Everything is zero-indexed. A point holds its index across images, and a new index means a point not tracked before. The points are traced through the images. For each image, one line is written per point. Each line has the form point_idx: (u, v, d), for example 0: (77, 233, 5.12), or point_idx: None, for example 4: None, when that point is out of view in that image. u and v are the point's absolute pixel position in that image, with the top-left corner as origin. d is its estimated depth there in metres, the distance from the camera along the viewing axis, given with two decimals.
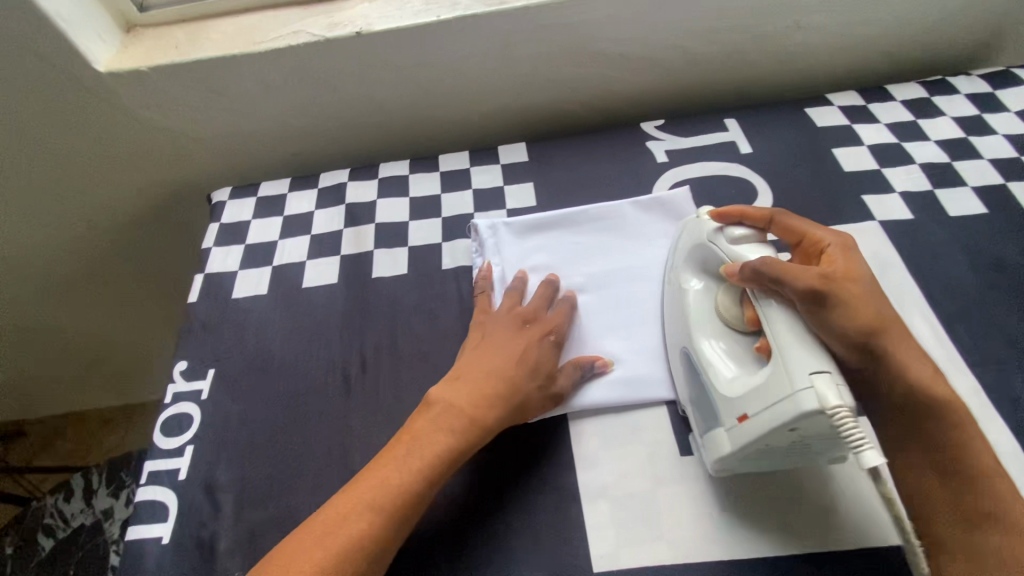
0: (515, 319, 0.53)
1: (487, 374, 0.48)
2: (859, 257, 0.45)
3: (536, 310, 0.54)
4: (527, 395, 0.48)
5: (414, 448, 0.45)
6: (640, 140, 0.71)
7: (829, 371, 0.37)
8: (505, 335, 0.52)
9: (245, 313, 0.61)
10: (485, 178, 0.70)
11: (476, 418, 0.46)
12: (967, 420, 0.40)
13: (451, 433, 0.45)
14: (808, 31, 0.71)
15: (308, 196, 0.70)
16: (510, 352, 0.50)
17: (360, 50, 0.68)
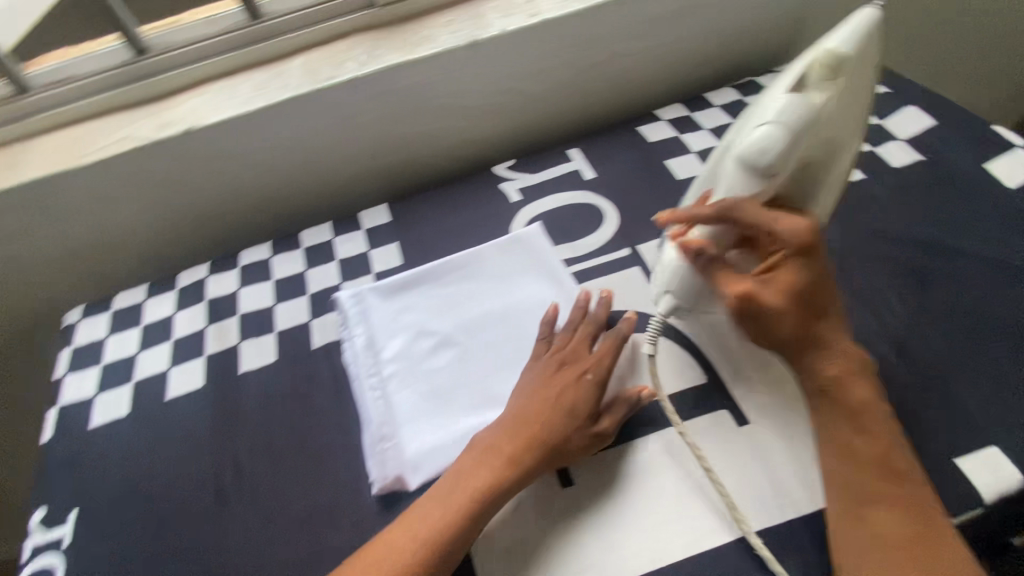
0: (551, 362, 0.52)
1: (530, 416, 0.48)
2: (808, 261, 0.45)
3: (588, 335, 0.54)
4: (573, 434, 0.48)
5: (450, 484, 0.46)
6: (494, 183, 0.74)
7: (673, 296, 0.51)
8: (543, 375, 0.51)
9: (106, 440, 0.57)
10: (350, 246, 0.69)
11: (520, 461, 0.47)
12: (881, 427, 0.43)
13: (493, 476, 0.46)
14: (627, 57, 0.77)
15: (169, 299, 0.67)
16: (551, 393, 0.50)
17: (195, 146, 0.67)
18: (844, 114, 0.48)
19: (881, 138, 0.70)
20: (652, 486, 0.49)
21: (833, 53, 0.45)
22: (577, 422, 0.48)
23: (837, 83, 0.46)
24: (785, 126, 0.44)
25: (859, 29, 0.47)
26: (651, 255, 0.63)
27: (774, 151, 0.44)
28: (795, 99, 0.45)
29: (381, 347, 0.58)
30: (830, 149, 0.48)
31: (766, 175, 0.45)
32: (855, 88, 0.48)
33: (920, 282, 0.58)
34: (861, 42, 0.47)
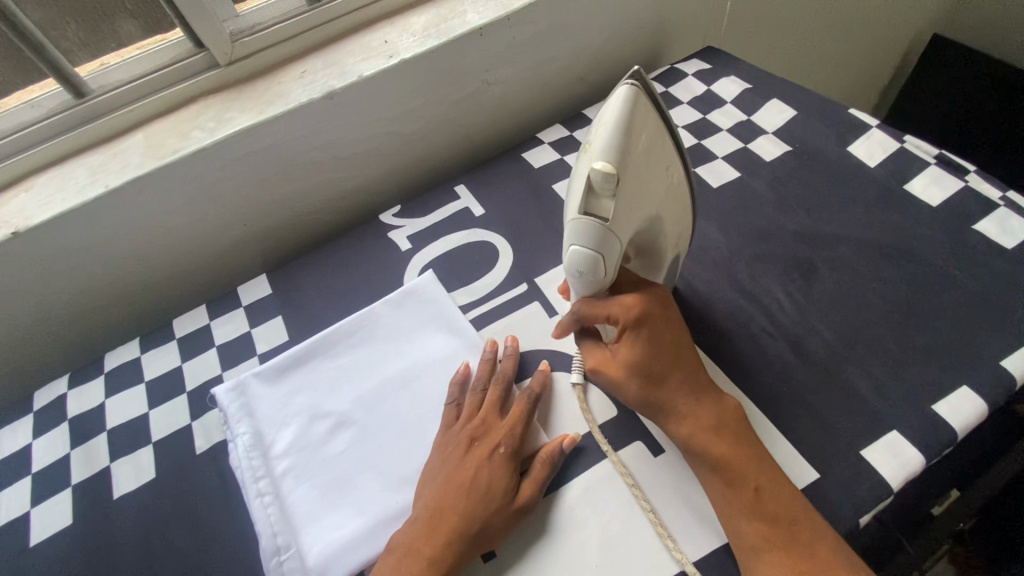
0: (462, 442, 0.49)
1: (445, 505, 0.45)
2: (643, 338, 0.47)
3: (498, 398, 0.52)
4: (494, 514, 0.45)
5: None
6: (381, 233, 0.70)
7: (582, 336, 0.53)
8: (452, 456, 0.48)
9: None
10: (230, 327, 0.64)
11: (442, 558, 0.43)
12: (761, 480, 0.43)
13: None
14: (499, 84, 0.75)
15: (23, 425, 0.59)
16: (465, 474, 0.46)
17: (28, 250, 0.59)
18: (656, 174, 0.41)
19: (752, 134, 0.71)
20: (576, 539, 0.46)
21: (607, 165, 0.37)
22: (496, 500, 0.45)
23: (628, 182, 0.38)
24: (591, 249, 0.40)
25: (630, 106, 0.37)
26: (548, 288, 0.62)
27: (591, 270, 0.42)
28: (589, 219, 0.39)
29: (270, 441, 0.53)
30: (659, 215, 0.43)
31: (595, 282, 0.43)
32: (657, 146, 0.40)
33: (806, 275, 0.58)
34: (638, 120, 0.37)
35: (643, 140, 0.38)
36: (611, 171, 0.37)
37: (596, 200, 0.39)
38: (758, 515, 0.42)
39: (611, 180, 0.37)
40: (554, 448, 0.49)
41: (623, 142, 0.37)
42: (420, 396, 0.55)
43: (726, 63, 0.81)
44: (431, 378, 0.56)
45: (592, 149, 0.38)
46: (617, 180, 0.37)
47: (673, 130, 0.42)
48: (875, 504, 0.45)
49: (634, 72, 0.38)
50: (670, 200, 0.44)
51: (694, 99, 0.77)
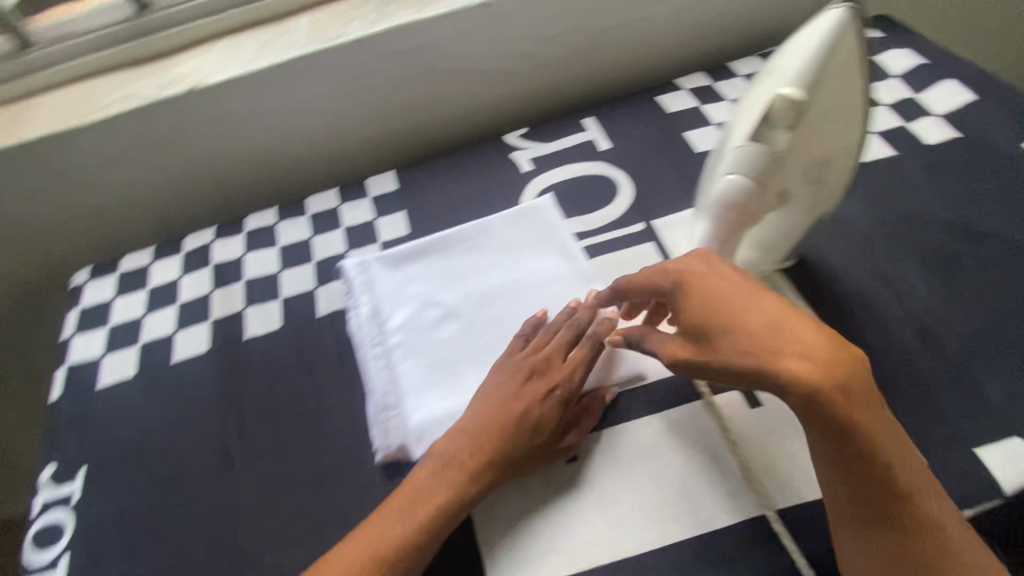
0: (518, 374, 0.48)
1: (486, 429, 0.46)
2: (697, 295, 0.40)
3: (564, 341, 0.50)
4: (536, 448, 0.46)
5: (412, 492, 0.44)
6: (505, 151, 0.72)
7: None
8: (509, 384, 0.48)
9: (113, 401, 0.57)
10: (355, 214, 0.68)
11: (484, 477, 0.45)
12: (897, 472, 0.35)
13: (457, 492, 0.44)
14: (647, 22, 0.74)
15: (173, 263, 0.67)
16: (519, 406, 0.47)
17: (200, 106, 0.65)
18: (833, 121, 0.40)
19: (913, 113, 0.66)
20: (659, 465, 0.47)
21: (794, 92, 0.37)
22: (543, 437, 0.46)
23: (807, 117, 0.38)
24: (748, 179, 0.40)
25: (826, 44, 0.38)
26: (666, 232, 0.60)
27: (740, 203, 0.41)
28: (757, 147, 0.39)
29: (385, 317, 0.57)
30: (826, 168, 0.43)
31: (739, 220, 0.43)
32: (841, 93, 0.40)
33: (948, 266, 0.55)
34: (830, 58, 0.38)
35: (830, 80, 0.39)
36: (797, 99, 0.37)
37: (769, 130, 0.39)
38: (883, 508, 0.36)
39: (794, 109, 0.37)
40: (595, 402, 0.50)
41: (813, 73, 0.38)
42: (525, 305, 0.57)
43: (896, 36, 0.75)
44: (540, 289, 0.58)
45: (779, 77, 0.39)
46: (800, 110, 0.37)
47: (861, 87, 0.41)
48: (981, 501, 0.43)
49: (839, 10, 0.39)
50: (835, 159, 0.43)
51: None
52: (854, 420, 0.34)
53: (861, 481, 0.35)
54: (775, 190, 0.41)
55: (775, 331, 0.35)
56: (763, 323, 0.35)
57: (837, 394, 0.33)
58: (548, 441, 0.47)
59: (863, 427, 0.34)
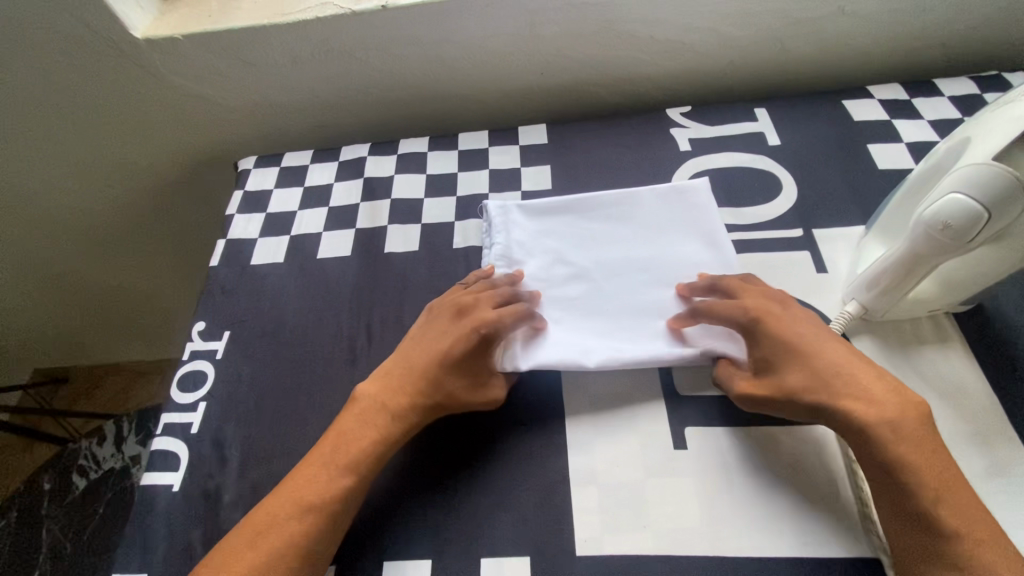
0: (448, 315, 0.51)
1: (414, 364, 0.49)
2: (780, 330, 0.45)
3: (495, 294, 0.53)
4: (456, 387, 0.48)
5: (347, 432, 0.45)
6: (664, 126, 0.69)
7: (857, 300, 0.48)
8: (441, 326, 0.50)
9: (261, 279, 0.63)
10: (504, 158, 0.69)
11: (404, 418, 0.46)
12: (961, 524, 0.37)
13: (377, 429, 0.46)
14: (853, 18, 0.67)
15: (329, 168, 0.71)
16: (441, 344, 0.49)
17: (387, 24, 0.67)
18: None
19: None
20: (771, 477, 0.45)
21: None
22: (457, 373, 0.48)
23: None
24: (980, 203, 0.37)
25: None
26: (826, 244, 0.56)
27: (962, 228, 0.38)
28: (1004, 168, 0.36)
29: (517, 262, 0.58)
30: None
31: (949, 246, 0.40)
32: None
33: None
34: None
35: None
36: None
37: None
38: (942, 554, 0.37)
39: None
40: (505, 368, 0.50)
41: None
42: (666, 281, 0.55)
43: None
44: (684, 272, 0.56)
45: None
46: None
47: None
48: None
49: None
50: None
51: None
52: (896, 451, 0.39)
53: (904, 506, 0.38)
54: (1005, 224, 0.38)
55: (838, 375, 0.42)
56: (814, 361, 0.43)
57: (882, 428, 0.39)
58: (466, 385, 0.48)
59: (915, 468, 0.38)
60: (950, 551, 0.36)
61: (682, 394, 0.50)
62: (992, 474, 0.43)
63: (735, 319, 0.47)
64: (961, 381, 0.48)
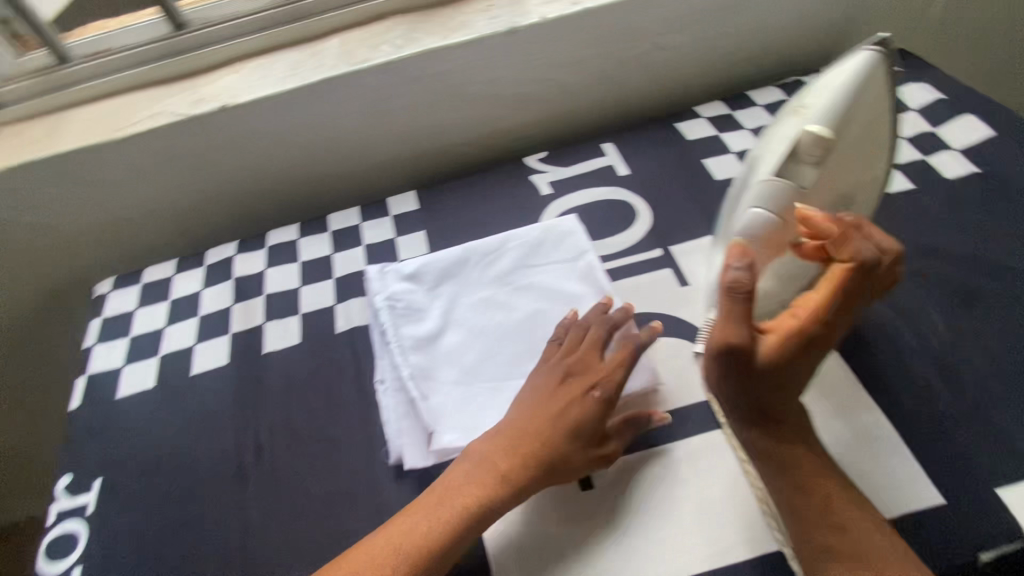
0: (565, 374, 0.50)
1: (526, 435, 0.47)
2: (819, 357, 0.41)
3: (596, 339, 0.52)
4: (572, 451, 0.47)
5: (442, 494, 0.46)
6: (525, 174, 0.73)
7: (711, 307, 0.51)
8: (549, 384, 0.50)
9: (132, 411, 0.58)
10: (377, 231, 0.69)
11: (513, 470, 0.46)
12: (856, 523, 0.40)
13: (483, 491, 0.45)
14: (668, 51, 0.75)
15: (195, 276, 0.68)
16: (555, 406, 0.48)
17: (229, 122, 0.67)
18: (861, 154, 0.41)
19: (934, 147, 0.67)
20: (676, 493, 0.47)
21: (823, 129, 0.38)
22: (583, 443, 0.47)
23: (834, 153, 0.39)
24: (774, 213, 0.41)
25: (857, 78, 0.38)
26: (682, 258, 0.62)
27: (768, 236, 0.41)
28: (783, 178, 0.40)
29: (417, 324, 0.57)
30: (853, 199, 0.44)
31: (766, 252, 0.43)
32: (871, 124, 0.40)
33: (967, 303, 0.55)
34: (861, 95, 0.38)
35: (859, 117, 0.39)
36: (825, 136, 0.38)
37: (796, 164, 0.40)
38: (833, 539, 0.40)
39: (821, 146, 0.38)
40: (641, 416, 0.50)
41: (843, 110, 0.38)
42: (557, 268, 0.62)
43: (909, 70, 0.76)
44: (574, 259, 0.62)
45: (808, 112, 0.39)
46: (826, 147, 0.38)
47: (887, 118, 0.42)
48: (1002, 543, 0.43)
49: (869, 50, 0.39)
50: (860, 190, 0.44)
51: None
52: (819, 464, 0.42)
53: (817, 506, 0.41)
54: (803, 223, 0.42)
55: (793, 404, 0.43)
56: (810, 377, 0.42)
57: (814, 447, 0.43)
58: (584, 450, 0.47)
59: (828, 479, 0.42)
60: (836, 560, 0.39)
61: None
62: (858, 443, 0.48)
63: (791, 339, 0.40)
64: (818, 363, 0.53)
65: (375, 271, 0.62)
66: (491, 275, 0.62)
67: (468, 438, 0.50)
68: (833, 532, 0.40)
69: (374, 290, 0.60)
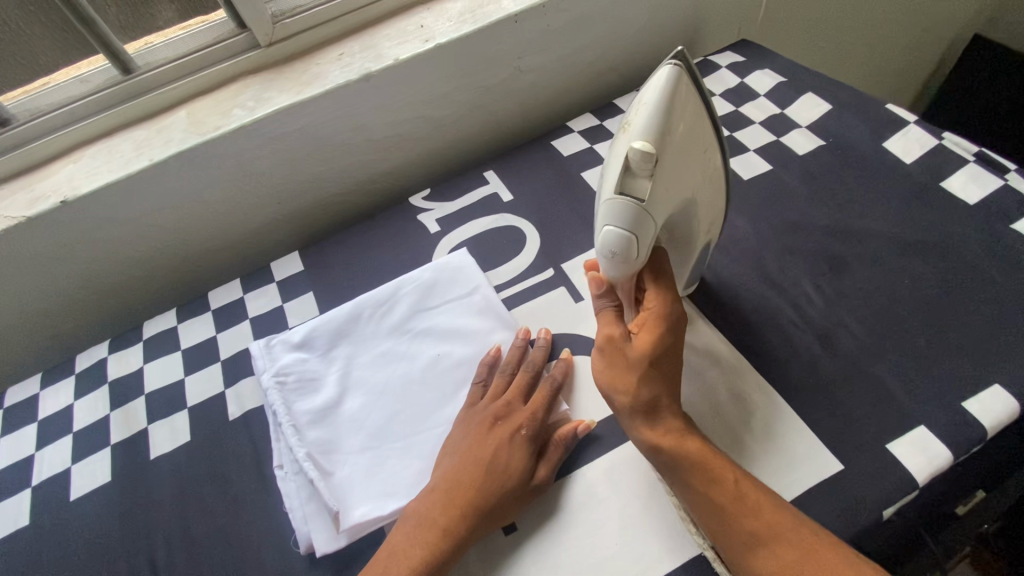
0: (487, 419, 0.50)
1: (460, 482, 0.46)
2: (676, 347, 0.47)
3: (523, 381, 0.52)
4: (506, 493, 0.45)
5: (385, 561, 0.43)
6: (411, 215, 0.72)
7: None
8: (475, 432, 0.49)
9: (4, 557, 0.51)
10: (263, 301, 0.66)
11: (452, 526, 0.44)
12: (765, 503, 0.40)
13: (426, 549, 0.43)
14: (531, 72, 0.76)
15: (65, 386, 0.62)
16: (485, 451, 0.47)
17: (76, 216, 0.61)
18: (692, 157, 0.42)
19: (786, 127, 0.72)
20: (597, 515, 0.47)
21: (646, 144, 0.39)
22: (515, 482, 0.46)
23: (663, 163, 0.40)
24: (626, 229, 0.42)
25: (668, 88, 0.39)
26: (574, 274, 0.62)
27: (624, 252, 0.42)
28: (625, 193, 0.41)
29: (313, 396, 0.55)
30: (695, 197, 0.45)
31: (628, 266, 0.44)
32: (692, 126, 0.42)
33: (836, 270, 0.58)
34: (676, 101, 0.39)
35: (680, 122, 0.40)
36: (650, 151, 0.39)
37: (633, 179, 0.41)
38: (746, 525, 0.40)
39: (650, 161, 0.39)
40: (567, 432, 0.49)
41: (663, 123, 0.39)
42: (453, 307, 0.61)
43: (755, 58, 0.81)
44: (470, 294, 0.61)
45: (632, 129, 0.40)
46: (654, 161, 0.39)
47: (709, 117, 0.44)
48: (900, 497, 0.45)
49: (673, 58, 0.40)
50: (701, 189, 0.46)
51: (728, 92, 0.78)
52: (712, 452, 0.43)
53: (722, 495, 0.41)
54: (654, 232, 0.43)
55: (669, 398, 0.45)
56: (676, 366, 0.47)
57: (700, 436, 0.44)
58: (518, 488, 0.46)
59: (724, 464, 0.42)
60: (755, 548, 0.39)
61: None
62: (760, 425, 0.50)
63: (649, 331, 0.45)
64: (713, 353, 0.55)
65: (261, 347, 0.58)
66: (387, 328, 0.60)
67: (381, 507, 0.47)
68: (753, 518, 0.40)
69: (261, 368, 0.57)
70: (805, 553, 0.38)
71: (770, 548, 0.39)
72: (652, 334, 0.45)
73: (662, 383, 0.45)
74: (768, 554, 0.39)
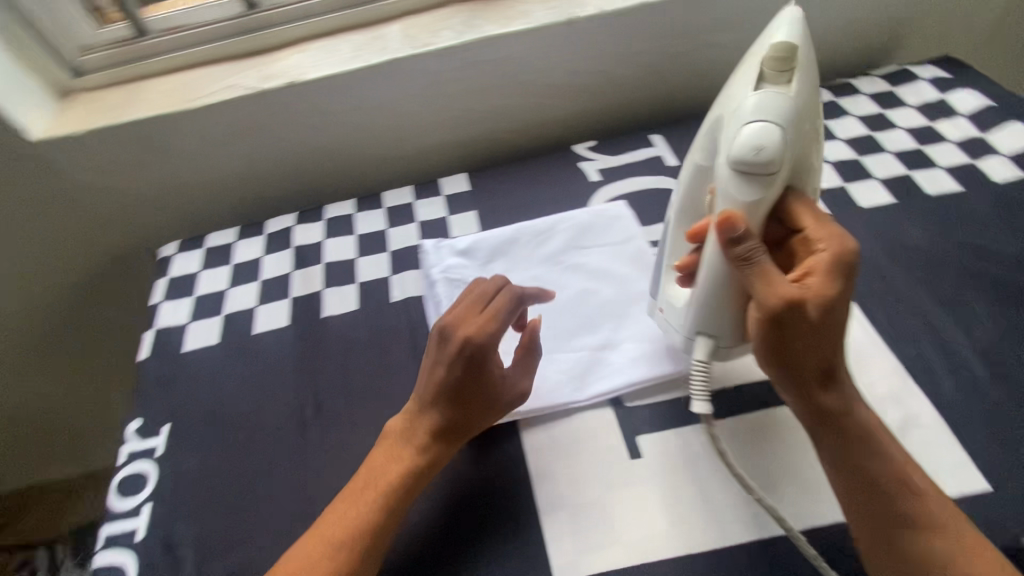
0: (434, 340, 0.48)
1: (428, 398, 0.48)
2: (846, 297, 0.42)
3: (471, 304, 0.50)
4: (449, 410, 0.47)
5: (373, 465, 0.47)
6: (574, 161, 0.75)
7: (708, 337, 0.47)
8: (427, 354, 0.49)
9: (197, 365, 0.61)
10: (429, 210, 0.72)
11: (421, 442, 0.47)
12: (926, 490, 0.41)
13: (401, 462, 0.46)
14: (721, 48, 0.77)
15: (256, 243, 0.71)
16: (433, 371, 0.48)
17: (297, 98, 0.70)
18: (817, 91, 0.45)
19: (984, 151, 0.68)
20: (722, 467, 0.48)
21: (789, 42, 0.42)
22: (461, 397, 0.47)
23: (799, 69, 0.42)
24: (772, 121, 0.41)
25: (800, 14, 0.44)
26: None
27: (770, 148, 0.40)
28: (767, 98, 0.41)
29: None
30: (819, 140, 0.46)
31: (766, 176, 0.41)
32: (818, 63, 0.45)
33: (1018, 301, 0.56)
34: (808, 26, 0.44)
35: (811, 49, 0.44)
36: (792, 46, 0.41)
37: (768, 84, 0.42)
38: (899, 503, 0.40)
39: (790, 56, 0.41)
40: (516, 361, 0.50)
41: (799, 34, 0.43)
42: (605, 250, 0.64)
43: (960, 77, 0.77)
44: (623, 242, 0.64)
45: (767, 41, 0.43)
46: (794, 56, 0.41)
47: None
48: None
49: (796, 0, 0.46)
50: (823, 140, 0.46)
51: (923, 105, 0.75)
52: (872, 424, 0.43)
53: (880, 471, 0.41)
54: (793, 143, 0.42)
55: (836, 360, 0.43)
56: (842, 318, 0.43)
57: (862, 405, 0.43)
58: (465, 403, 0.47)
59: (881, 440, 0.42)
60: (905, 526, 0.40)
61: (631, 404, 0.53)
62: (906, 428, 0.49)
63: (827, 284, 0.41)
64: (866, 352, 0.54)
65: (431, 246, 0.65)
66: (541, 255, 0.64)
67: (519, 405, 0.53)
68: (915, 501, 0.40)
69: (429, 263, 0.63)
70: (961, 544, 0.39)
71: (923, 531, 0.39)
72: (828, 288, 0.41)
73: (836, 340, 0.41)
74: (917, 535, 0.39)
